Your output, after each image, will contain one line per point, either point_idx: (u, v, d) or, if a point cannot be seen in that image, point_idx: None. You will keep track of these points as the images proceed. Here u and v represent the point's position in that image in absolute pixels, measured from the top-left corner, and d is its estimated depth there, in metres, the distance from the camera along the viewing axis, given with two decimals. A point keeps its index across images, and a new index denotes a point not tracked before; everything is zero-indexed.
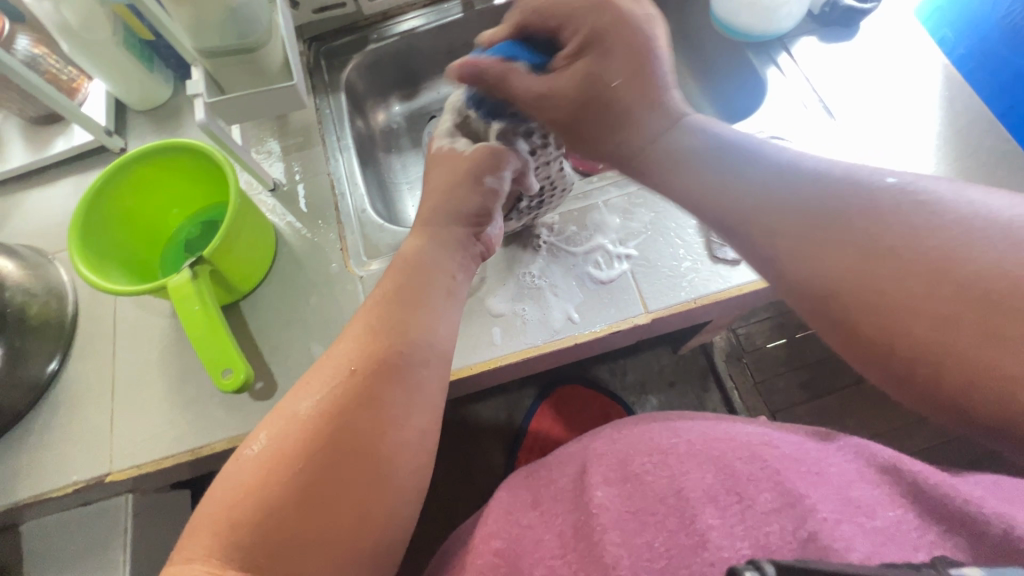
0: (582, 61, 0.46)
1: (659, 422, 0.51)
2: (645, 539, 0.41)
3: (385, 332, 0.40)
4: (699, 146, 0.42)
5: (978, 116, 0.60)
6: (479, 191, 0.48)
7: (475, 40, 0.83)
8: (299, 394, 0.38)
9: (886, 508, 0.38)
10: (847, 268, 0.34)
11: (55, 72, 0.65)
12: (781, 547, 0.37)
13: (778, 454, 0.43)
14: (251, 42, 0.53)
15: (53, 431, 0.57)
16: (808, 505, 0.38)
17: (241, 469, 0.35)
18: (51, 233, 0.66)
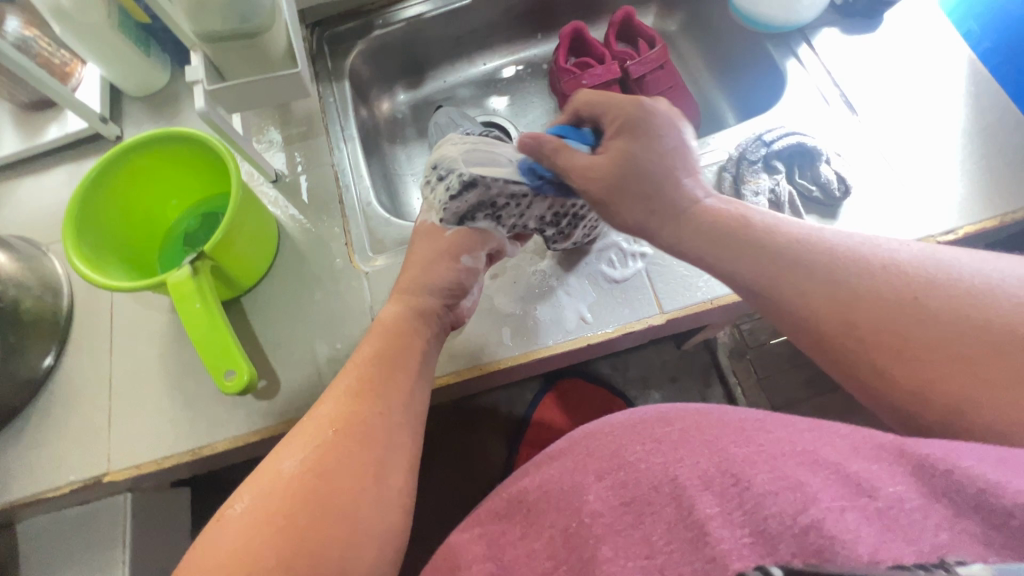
0: (618, 148, 0.45)
1: (649, 411, 0.42)
2: (644, 533, 0.33)
3: (369, 397, 0.42)
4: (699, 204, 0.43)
5: (1006, 113, 0.58)
6: (455, 269, 0.53)
7: (484, 26, 0.80)
8: (281, 455, 0.39)
9: (888, 483, 0.30)
10: (877, 325, 0.34)
11: (48, 56, 0.63)
12: (784, 534, 0.29)
13: (772, 438, 0.35)
14: (253, 26, 0.51)
15: (49, 429, 0.55)
16: (810, 492, 0.30)
17: (224, 531, 0.35)
18: (45, 223, 0.64)
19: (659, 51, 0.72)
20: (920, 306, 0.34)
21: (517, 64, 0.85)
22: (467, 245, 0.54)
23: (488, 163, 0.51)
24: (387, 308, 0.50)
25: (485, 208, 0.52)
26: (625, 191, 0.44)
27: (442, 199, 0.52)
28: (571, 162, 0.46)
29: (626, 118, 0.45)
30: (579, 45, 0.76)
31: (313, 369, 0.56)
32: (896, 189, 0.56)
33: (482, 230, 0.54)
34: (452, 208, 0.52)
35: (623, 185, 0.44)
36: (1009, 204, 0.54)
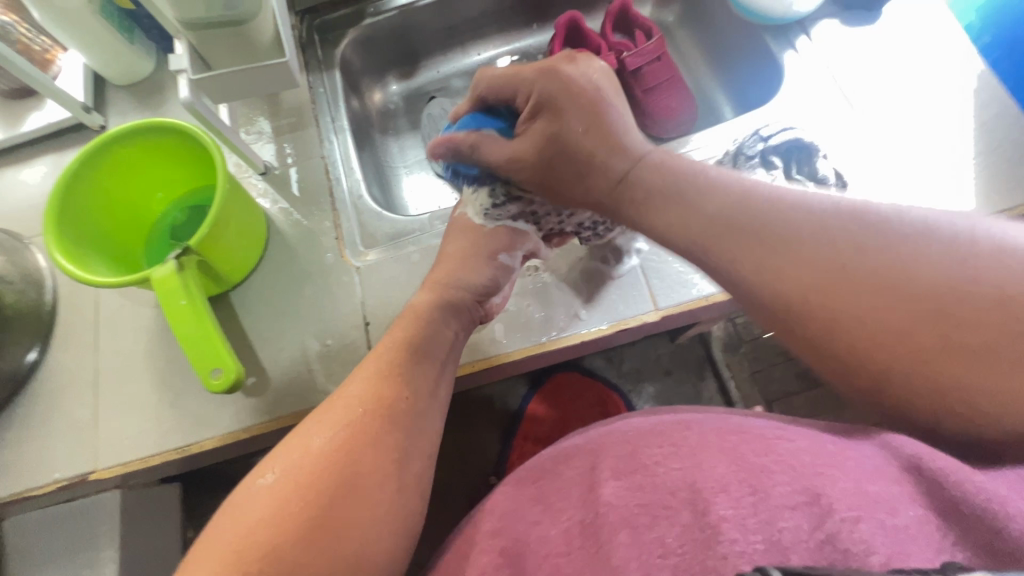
0: (540, 128, 0.47)
1: (670, 415, 0.45)
2: (658, 534, 0.35)
3: (398, 381, 0.42)
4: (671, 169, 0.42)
5: (1004, 109, 0.57)
6: (492, 266, 0.53)
7: (478, 14, 0.78)
8: (310, 432, 0.39)
9: (907, 505, 0.31)
10: (865, 292, 0.32)
11: (26, 43, 0.61)
12: (796, 544, 0.31)
13: (791, 447, 0.37)
14: (239, 14, 0.49)
15: (33, 426, 0.54)
16: (827, 504, 0.32)
17: (254, 499, 0.35)
18: (27, 215, 0.62)
19: (656, 42, 0.71)
20: (883, 274, 0.32)
21: (512, 54, 0.83)
22: (506, 244, 0.55)
23: (532, 184, 0.53)
24: (419, 295, 0.51)
25: (528, 215, 0.56)
26: (643, 200, 0.42)
27: (485, 205, 0.54)
28: (489, 155, 0.50)
29: (543, 100, 0.47)
30: (575, 36, 0.74)
31: (303, 366, 0.55)
32: (895, 186, 0.55)
33: (523, 231, 0.57)
34: (496, 213, 0.55)
35: (552, 167, 0.47)
36: (1006, 201, 0.53)
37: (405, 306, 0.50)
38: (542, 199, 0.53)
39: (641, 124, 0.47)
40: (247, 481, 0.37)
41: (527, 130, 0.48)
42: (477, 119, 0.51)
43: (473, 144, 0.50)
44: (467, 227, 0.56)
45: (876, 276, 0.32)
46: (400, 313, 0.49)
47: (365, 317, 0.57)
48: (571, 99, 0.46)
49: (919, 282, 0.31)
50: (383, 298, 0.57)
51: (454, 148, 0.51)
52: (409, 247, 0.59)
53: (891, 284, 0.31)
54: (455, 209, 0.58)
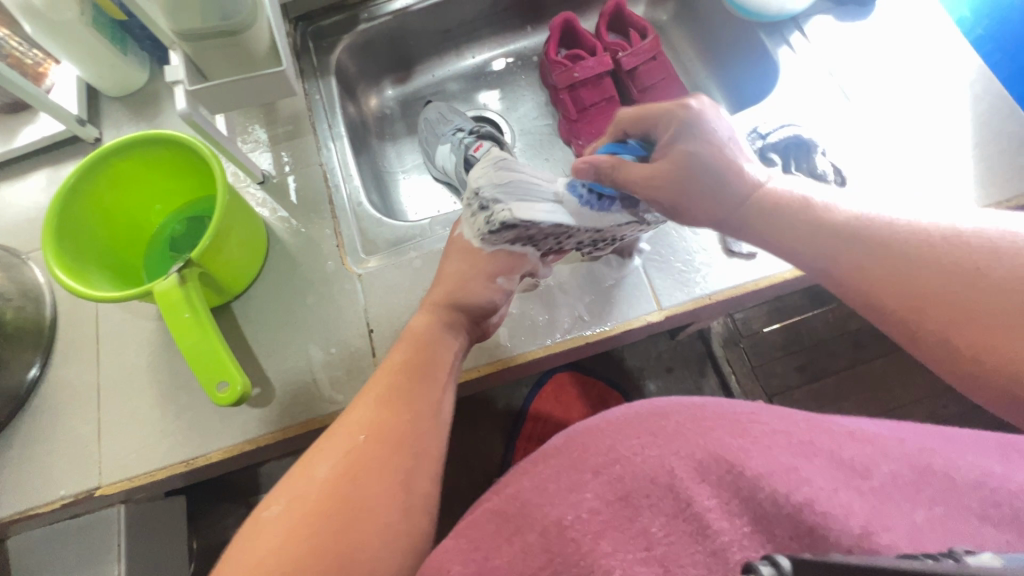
0: (680, 153, 0.44)
1: (649, 403, 0.45)
2: (642, 525, 0.37)
3: (396, 405, 0.42)
4: (718, 160, 0.44)
5: (999, 100, 0.57)
6: (490, 288, 0.51)
7: (472, 18, 0.79)
8: (313, 461, 0.39)
9: (879, 463, 0.38)
10: (919, 282, 0.35)
11: (19, 56, 0.60)
12: (776, 515, 0.36)
13: (766, 430, 0.40)
14: (234, 23, 0.49)
15: (36, 444, 0.54)
16: (801, 476, 0.36)
17: (260, 533, 0.35)
18: (23, 230, 0.61)
19: (651, 42, 0.71)
20: (957, 277, 0.34)
21: (506, 56, 0.83)
22: (505, 268, 0.52)
23: (539, 209, 0.45)
24: (417, 316, 0.50)
25: (525, 238, 0.50)
26: (684, 190, 0.44)
27: (481, 229, 0.49)
28: (627, 176, 0.45)
29: (658, 116, 0.46)
30: (569, 37, 0.74)
31: (306, 375, 0.55)
32: (895, 179, 0.56)
33: (520, 253, 0.52)
34: (491, 238, 0.50)
35: (681, 182, 0.44)
36: (1003, 191, 0.54)
37: (405, 328, 0.50)
38: (537, 226, 0.46)
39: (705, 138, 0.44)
40: (253, 513, 0.37)
41: (662, 154, 0.45)
42: (616, 147, 0.49)
43: (614, 164, 0.46)
44: (466, 249, 0.52)
45: (912, 259, 0.36)
46: (400, 335, 0.49)
47: (368, 324, 0.56)
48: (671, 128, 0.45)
49: (988, 280, 0.33)
50: (385, 304, 0.57)
51: (595, 170, 0.47)
52: (410, 253, 0.59)
53: (957, 279, 0.34)
54: (455, 230, 0.55)
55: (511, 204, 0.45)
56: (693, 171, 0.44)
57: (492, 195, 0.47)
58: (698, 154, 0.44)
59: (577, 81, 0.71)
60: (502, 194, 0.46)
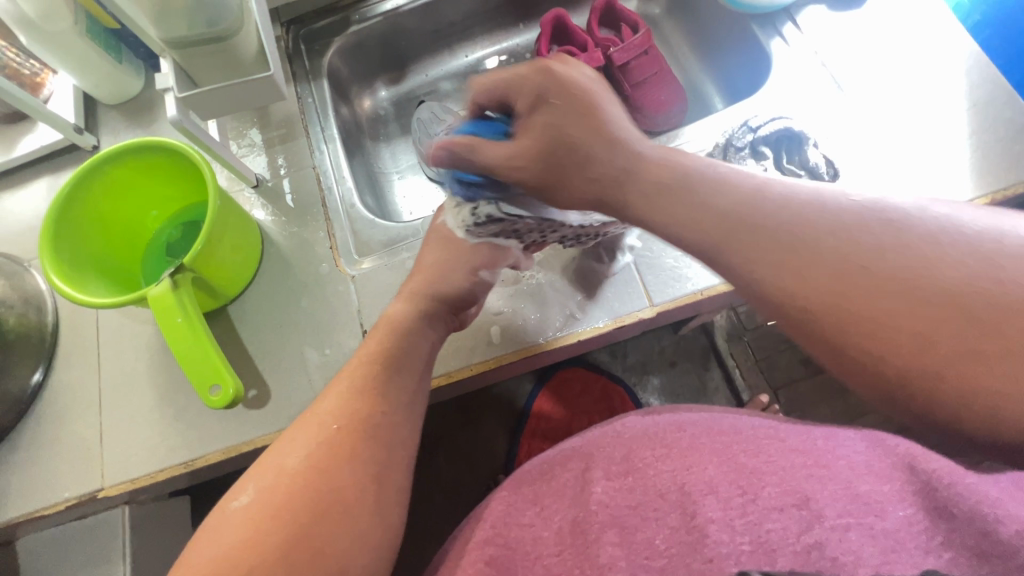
0: (541, 121, 0.41)
1: (668, 415, 0.46)
2: (646, 536, 0.36)
3: (367, 396, 0.42)
4: (625, 133, 0.40)
5: (996, 88, 0.56)
6: (472, 280, 0.53)
7: (463, 17, 0.79)
8: (283, 450, 0.39)
9: (895, 506, 0.32)
10: (877, 307, 0.29)
11: (17, 66, 0.61)
12: (782, 548, 0.32)
13: (781, 449, 0.38)
14: (221, 29, 0.49)
15: (41, 447, 0.55)
16: (815, 509, 0.33)
17: (228, 522, 0.36)
18: (25, 238, 0.63)
19: (643, 36, 0.71)
20: (852, 262, 0.30)
21: (500, 54, 0.83)
22: (489, 260, 0.54)
23: (523, 202, 0.49)
24: (393, 306, 0.50)
25: (512, 233, 0.53)
26: (568, 169, 0.40)
27: (467, 220, 0.53)
28: (484, 157, 0.44)
29: (535, 87, 0.42)
30: (562, 34, 0.74)
31: (303, 377, 0.55)
32: (889, 171, 0.55)
33: (505, 247, 0.55)
34: (478, 230, 0.53)
35: (554, 162, 0.41)
36: (999, 180, 0.53)
37: (382, 314, 0.50)
38: (521, 221, 0.50)
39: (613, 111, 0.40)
40: (223, 501, 0.38)
41: (525, 127, 0.42)
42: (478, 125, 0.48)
43: (472, 146, 0.45)
44: (454, 245, 0.54)
45: (874, 276, 0.29)
46: (376, 322, 0.49)
47: (362, 325, 0.57)
48: (564, 91, 0.41)
49: (906, 274, 0.29)
50: (378, 305, 0.57)
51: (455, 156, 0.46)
52: (403, 253, 0.60)
53: (936, 296, 0.28)
54: (439, 217, 0.57)
55: (494, 196, 0.50)
56: (580, 143, 0.40)
57: (473, 189, 0.51)
58: (602, 119, 0.40)
59: None
60: (481, 186, 0.51)
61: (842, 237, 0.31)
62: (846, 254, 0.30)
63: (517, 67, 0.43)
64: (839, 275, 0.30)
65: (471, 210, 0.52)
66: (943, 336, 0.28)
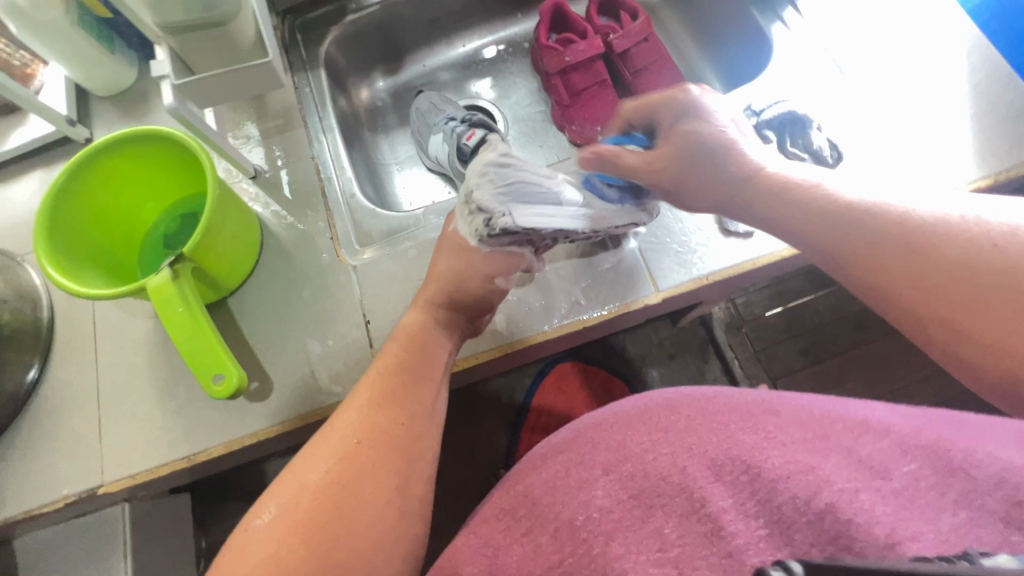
0: (674, 140, 0.49)
1: (657, 393, 0.43)
2: (655, 526, 0.36)
3: (390, 408, 0.42)
4: (716, 144, 0.47)
5: (996, 70, 0.56)
6: (489, 287, 0.52)
7: (461, 6, 0.78)
8: (304, 466, 0.39)
9: (899, 463, 0.35)
10: (921, 275, 0.36)
11: (6, 57, 0.60)
12: (796, 521, 0.35)
13: (779, 423, 0.38)
14: (219, 13, 0.48)
15: (39, 445, 0.54)
16: (821, 475, 0.35)
17: (253, 542, 0.36)
18: (17, 232, 0.61)
19: (642, 23, 0.70)
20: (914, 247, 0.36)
21: (497, 44, 0.82)
22: (503, 268, 0.53)
23: (541, 216, 0.48)
24: (410, 316, 0.49)
25: (524, 241, 0.52)
26: (691, 176, 0.48)
27: (480, 230, 0.50)
28: (622, 164, 0.52)
29: (674, 107, 0.50)
30: (560, 21, 0.73)
31: (305, 369, 0.55)
32: (892, 153, 0.55)
33: (517, 253, 0.53)
34: (491, 239, 0.51)
35: (687, 170, 0.48)
36: (1002, 161, 0.53)
37: (398, 326, 0.49)
38: (539, 233, 0.49)
39: (705, 124, 0.47)
40: (246, 519, 0.37)
41: (665, 141, 0.50)
42: (623, 138, 0.55)
43: (614, 154, 0.52)
44: (456, 239, 0.53)
45: (920, 253, 0.36)
46: (392, 334, 0.49)
47: (365, 316, 0.56)
48: (672, 111, 0.50)
49: (936, 257, 0.36)
50: (381, 296, 0.57)
51: (598, 161, 0.53)
52: (405, 243, 0.59)
53: (973, 276, 0.34)
54: (449, 224, 0.55)
55: (513, 211, 0.48)
56: (697, 155, 0.47)
57: (493, 202, 0.49)
58: (705, 138, 0.47)
59: (568, 65, 0.70)
60: (506, 201, 0.49)
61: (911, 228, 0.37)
62: (916, 238, 0.37)
63: (660, 94, 0.51)
64: (903, 253, 0.37)
65: (483, 224, 0.50)
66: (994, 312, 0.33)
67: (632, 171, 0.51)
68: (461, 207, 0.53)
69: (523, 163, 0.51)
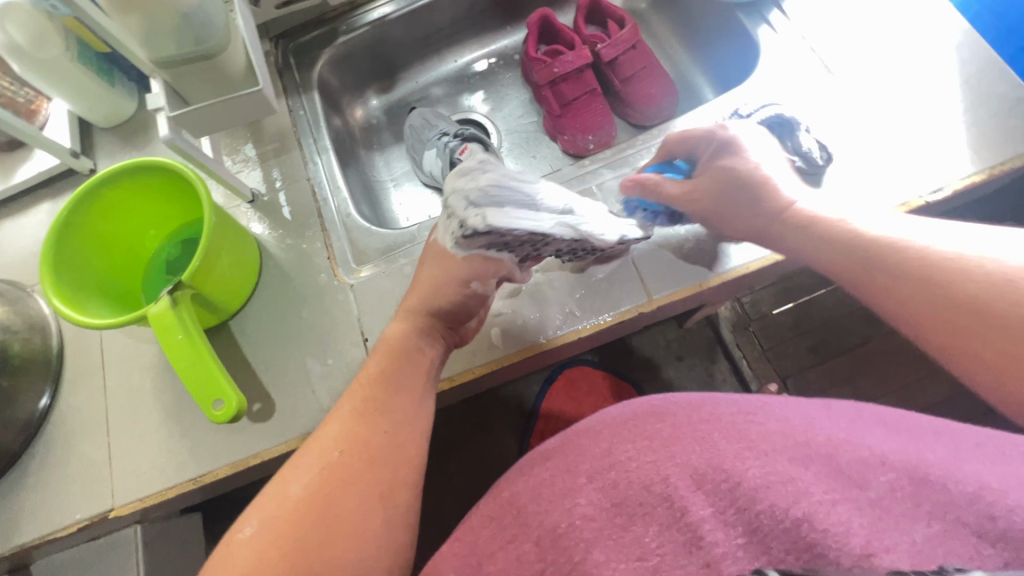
0: (706, 177, 0.50)
1: (644, 403, 0.44)
2: (636, 534, 0.35)
3: (375, 417, 0.42)
4: (752, 179, 0.48)
5: (988, 62, 0.56)
6: (464, 293, 0.49)
7: (450, 23, 0.79)
8: (286, 480, 0.39)
9: (877, 473, 0.34)
10: (932, 300, 0.38)
11: (12, 95, 0.62)
12: (773, 529, 0.33)
13: (762, 431, 0.38)
14: (208, 47, 0.50)
15: (51, 471, 0.55)
16: (799, 486, 0.34)
17: (234, 557, 0.36)
18: (27, 263, 0.63)
19: (629, 31, 0.71)
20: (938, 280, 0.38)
21: (489, 57, 0.83)
22: (479, 272, 0.49)
23: (511, 215, 0.45)
24: (390, 325, 0.49)
25: (501, 246, 0.49)
26: (724, 207, 0.49)
27: (455, 233, 0.47)
28: (670, 194, 0.52)
29: (722, 141, 0.50)
30: (547, 32, 0.74)
31: (306, 387, 0.55)
32: (885, 150, 0.54)
33: (495, 259, 0.50)
34: (466, 243, 0.48)
35: (720, 203, 0.49)
36: (997, 154, 0.52)
37: (379, 337, 0.49)
38: (513, 234, 0.45)
39: (747, 154, 0.49)
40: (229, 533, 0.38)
41: (700, 174, 0.51)
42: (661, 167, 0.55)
43: (654, 182, 0.53)
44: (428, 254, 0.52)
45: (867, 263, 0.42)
46: (375, 345, 0.48)
47: (363, 333, 0.57)
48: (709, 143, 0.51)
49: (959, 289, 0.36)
50: (377, 313, 0.58)
51: (639, 188, 0.54)
52: (401, 260, 0.60)
53: (974, 307, 0.36)
54: (432, 234, 0.53)
55: (482, 210, 0.45)
56: (730, 186, 0.49)
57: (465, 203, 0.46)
58: (743, 171, 0.48)
59: (557, 76, 0.71)
60: (481, 202, 0.45)
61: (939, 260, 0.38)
62: (961, 288, 0.36)
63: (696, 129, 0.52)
64: (930, 292, 0.38)
65: (457, 227, 0.47)
66: (971, 340, 0.35)
67: (670, 199, 0.52)
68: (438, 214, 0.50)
69: (505, 168, 0.48)
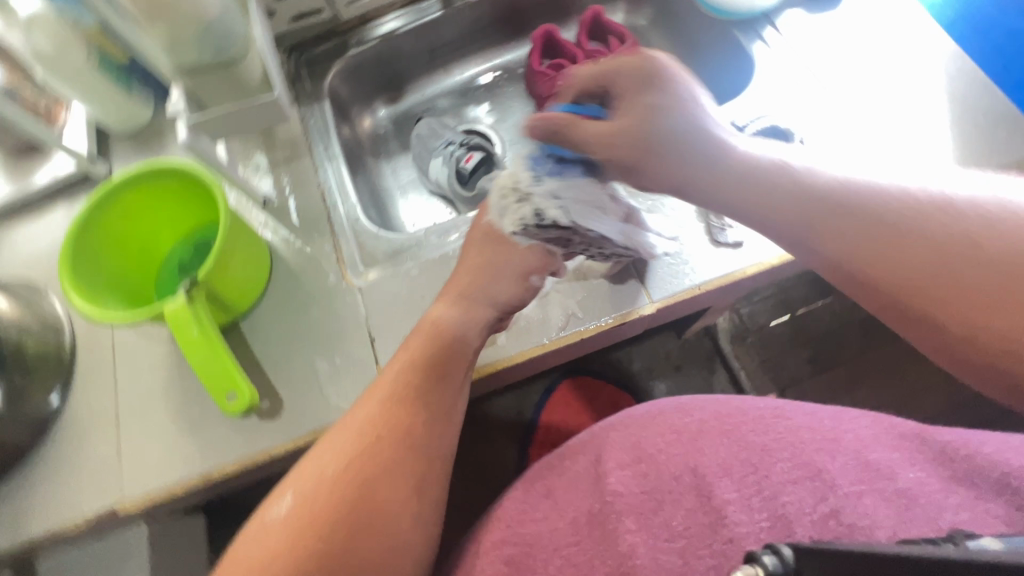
0: (630, 118, 0.50)
1: (669, 400, 0.50)
2: (664, 518, 0.42)
3: (412, 406, 0.46)
4: (678, 131, 0.48)
5: (971, 77, 0.58)
6: (524, 287, 0.54)
7: (456, 39, 0.82)
8: (321, 457, 0.44)
9: (891, 468, 0.38)
10: (936, 274, 0.38)
11: (32, 101, 0.61)
12: (794, 516, 0.40)
13: (789, 425, 0.45)
14: (229, 56, 0.52)
15: (61, 467, 0.56)
16: (825, 480, 0.41)
17: (272, 524, 0.41)
18: (41, 265, 0.65)
19: (629, 47, 0.74)
20: (936, 251, 0.39)
21: (493, 70, 0.86)
22: (541, 265, 0.55)
23: (586, 212, 0.53)
24: (443, 310, 0.52)
25: (563, 242, 0.55)
26: (648, 153, 0.49)
27: (527, 220, 0.53)
28: (582, 136, 0.52)
29: (636, 75, 0.51)
30: (549, 47, 0.77)
31: (314, 386, 0.57)
32: (877, 159, 0.57)
33: (552, 252, 0.55)
34: (535, 232, 0.54)
35: (631, 145, 0.50)
36: (979, 165, 0.55)
37: (428, 316, 0.52)
38: (584, 232, 0.52)
39: (664, 105, 0.49)
40: (267, 503, 0.43)
41: (626, 109, 0.51)
42: (576, 107, 0.56)
43: (568, 123, 0.53)
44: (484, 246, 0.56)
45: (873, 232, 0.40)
46: (423, 324, 0.52)
47: (371, 333, 0.58)
48: (626, 94, 0.52)
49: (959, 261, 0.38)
50: (387, 314, 0.59)
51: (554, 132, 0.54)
52: (408, 263, 0.62)
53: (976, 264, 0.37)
54: (483, 215, 0.57)
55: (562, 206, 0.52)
56: (661, 138, 0.49)
57: (546, 197, 0.53)
58: (660, 120, 0.49)
59: None
60: (563, 199, 0.52)
61: (941, 230, 0.39)
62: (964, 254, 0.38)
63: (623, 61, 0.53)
64: (926, 251, 0.39)
65: (530, 215, 0.53)
66: (972, 307, 0.37)
67: (586, 143, 0.52)
68: (501, 194, 0.55)
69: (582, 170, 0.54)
